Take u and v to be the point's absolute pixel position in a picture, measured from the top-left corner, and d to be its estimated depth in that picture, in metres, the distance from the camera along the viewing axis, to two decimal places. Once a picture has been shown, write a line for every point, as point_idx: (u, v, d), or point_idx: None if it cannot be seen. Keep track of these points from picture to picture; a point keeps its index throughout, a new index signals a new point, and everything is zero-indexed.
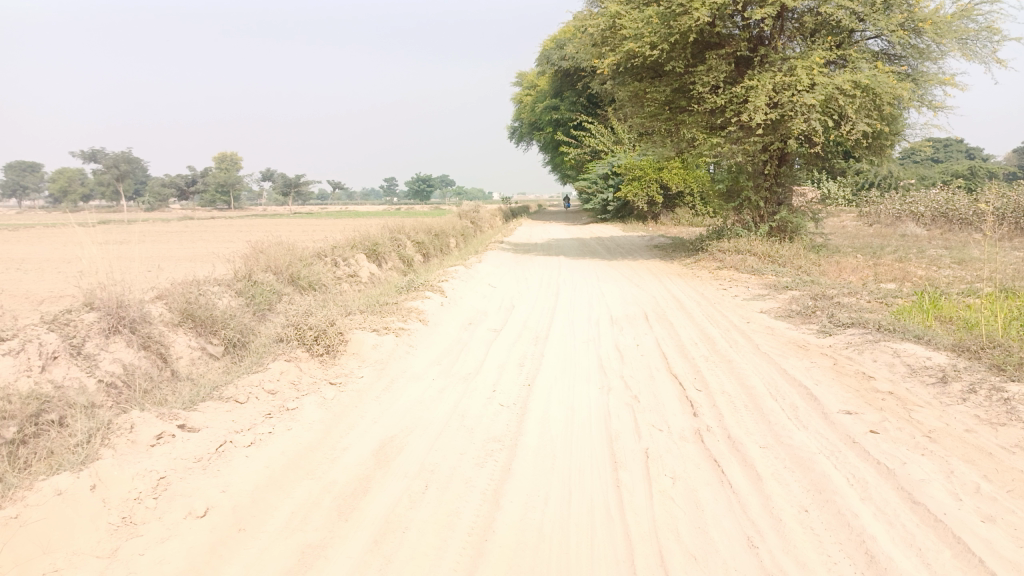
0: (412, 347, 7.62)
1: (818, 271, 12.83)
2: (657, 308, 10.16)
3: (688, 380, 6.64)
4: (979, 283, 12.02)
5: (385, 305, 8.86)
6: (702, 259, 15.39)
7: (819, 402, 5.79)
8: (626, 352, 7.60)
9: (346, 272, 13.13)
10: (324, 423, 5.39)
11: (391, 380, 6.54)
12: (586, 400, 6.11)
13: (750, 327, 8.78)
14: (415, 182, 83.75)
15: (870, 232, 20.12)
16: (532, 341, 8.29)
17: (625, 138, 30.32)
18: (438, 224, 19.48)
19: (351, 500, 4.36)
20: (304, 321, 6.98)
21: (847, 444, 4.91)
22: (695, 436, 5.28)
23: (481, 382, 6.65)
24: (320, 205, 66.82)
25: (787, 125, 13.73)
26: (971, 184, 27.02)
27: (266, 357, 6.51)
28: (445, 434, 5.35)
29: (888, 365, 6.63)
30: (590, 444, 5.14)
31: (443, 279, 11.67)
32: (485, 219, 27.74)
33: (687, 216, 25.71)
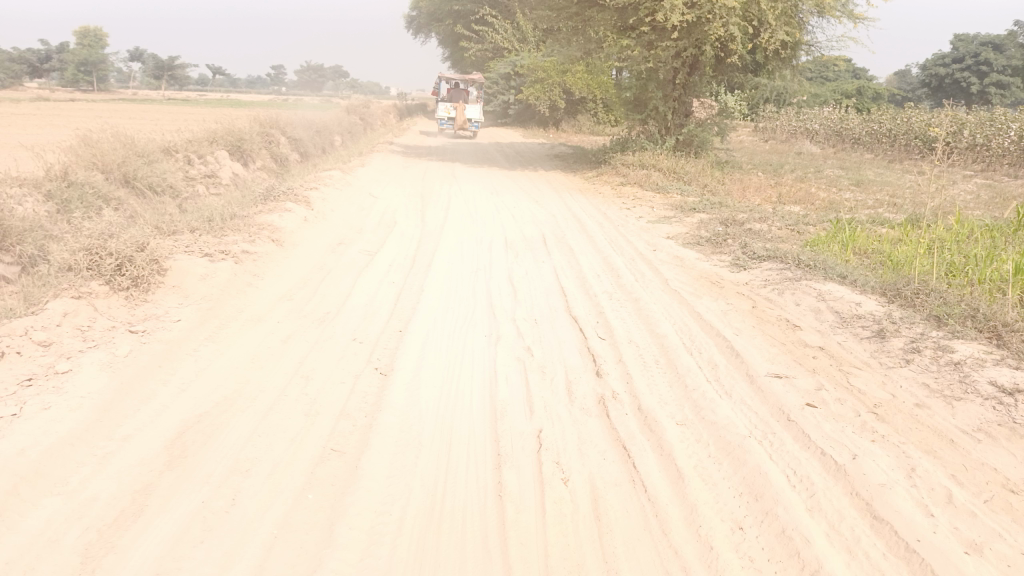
0: (257, 278, 6.16)
1: (725, 191, 12.06)
2: (556, 230, 9.01)
3: (590, 325, 5.57)
4: (882, 209, 11.63)
5: (228, 221, 7.29)
6: (604, 172, 14.34)
7: (742, 359, 4.86)
8: (519, 286, 6.44)
9: (202, 169, 10.54)
10: (108, 391, 3.96)
11: (220, 324, 5.11)
12: (467, 352, 4.92)
13: (657, 256, 7.79)
14: (304, 71, 77.99)
15: (770, 149, 19.70)
16: (410, 268, 6.96)
17: (529, 35, 28.42)
18: (320, 119, 17.30)
19: (126, 512, 3.04)
20: (102, 244, 5.41)
21: (782, 422, 4.01)
22: (599, 405, 4.22)
23: (339, 325, 5.33)
24: (196, 92, 61.03)
25: (704, 29, 12.60)
26: (865, 104, 27.16)
27: (46, 294, 4.96)
28: (279, 403, 4.05)
29: (814, 311, 5.82)
30: (468, 420, 3.98)
31: (311, 187, 10.04)
32: (375, 116, 25.54)
33: (588, 123, 24.69)
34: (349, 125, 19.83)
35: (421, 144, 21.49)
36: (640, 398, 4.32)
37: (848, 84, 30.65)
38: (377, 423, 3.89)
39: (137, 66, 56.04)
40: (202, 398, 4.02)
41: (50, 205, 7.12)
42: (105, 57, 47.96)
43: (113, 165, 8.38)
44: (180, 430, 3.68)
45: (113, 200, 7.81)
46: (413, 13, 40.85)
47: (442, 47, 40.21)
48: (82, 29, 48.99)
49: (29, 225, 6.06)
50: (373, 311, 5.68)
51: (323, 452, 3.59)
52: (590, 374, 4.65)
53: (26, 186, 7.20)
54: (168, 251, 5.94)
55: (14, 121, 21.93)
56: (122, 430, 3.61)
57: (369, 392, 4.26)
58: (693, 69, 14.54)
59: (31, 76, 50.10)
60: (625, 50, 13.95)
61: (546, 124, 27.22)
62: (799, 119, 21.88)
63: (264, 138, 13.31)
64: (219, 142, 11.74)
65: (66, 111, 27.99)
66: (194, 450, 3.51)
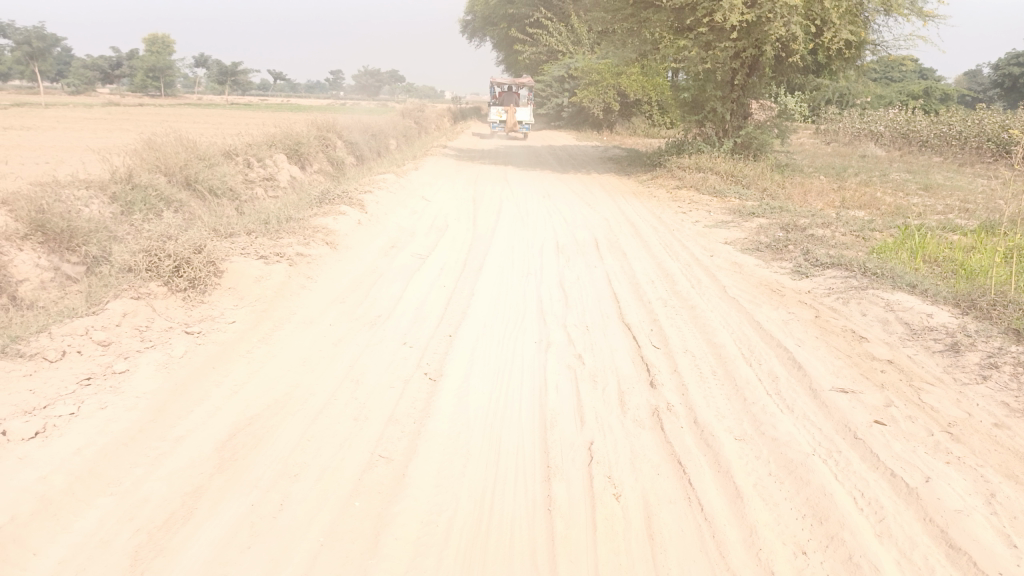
0: (310, 281, 6.20)
1: (785, 195, 11.69)
2: (609, 234, 8.86)
3: (644, 333, 5.42)
4: (953, 214, 11.11)
5: (283, 223, 7.38)
6: (660, 176, 14.08)
7: (804, 371, 4.65)
8: (571, 293, 6.33)
9: (259, 171, 10.85)
10: (163, 391, 4.00)
11: (273, 327, 5.14)
12: (517, 359, 4.84)
13: (714, 262, 7.56)
14: (361, 76, 79.22)
15: (831, 152, 19.09)
16: (461, 272, 6.93)
17: (584, 37, 28.22)
18: (376, 123, 17.44)
19: (177, 514, 3.04)
20: (161, 246, 5.52)
21: (848, 440, 3.81)
22: (653, 418, 4.08)
23: (389, 329, 5.32)
24: (258, 97, 62.62)
25: (764, 29, 12.29)
26: (933, 105, 26.09)
27: (107, 294, 5.08)
28: (330, 407, 4.03)
29: (882, 322, 5.55)
30: (517, 430, 3.89)
31: (365, 190, 10.12)
32: (431, 119, 25.68)
33: (643, 126, 24.29)
34: (404, 128, 19.97)
35: (474, 147, 21.52)
36: (696, 411, 4.16)
37: (914, 84, 29.48)
38: (426, 430, 3.84)
39: (203, 72, 57.78)
40: (253, 401, 4.04)
41: (115, 206, 7.32)
42: (173, 64, 49.56)
43: (175, 167, 8.57)
44: (231, 432, 3.69)
45: (175, 203, 7.99)
46: (468, 17, 41.04)
47: (497, 51, 40.25)
48: (152, 37, 50.76)
49: (94, 226, 6.23)
50: (424, 316, 5.65)
51: (371, 458, 3.55)
52: (643, 385, 4.51)
53: (93, 188, 7.41)
54: (225, 253, 6.02)
55: (87, 125, 22.77)
56: (176, 431, 3.64)
57: (418, 398, 4.21)
58: (753, 71, 14.19)
59: (104, 82, 52.09)
60: (682, 51, 13.69)
61: (600, 128, 26.94)
62: (862, 122, 20.99)
63: (321, 142, 13.49)
64: (278, 145, 11.94)
65: (135, 115, 28.99)
66: (244, 453, 3.52)
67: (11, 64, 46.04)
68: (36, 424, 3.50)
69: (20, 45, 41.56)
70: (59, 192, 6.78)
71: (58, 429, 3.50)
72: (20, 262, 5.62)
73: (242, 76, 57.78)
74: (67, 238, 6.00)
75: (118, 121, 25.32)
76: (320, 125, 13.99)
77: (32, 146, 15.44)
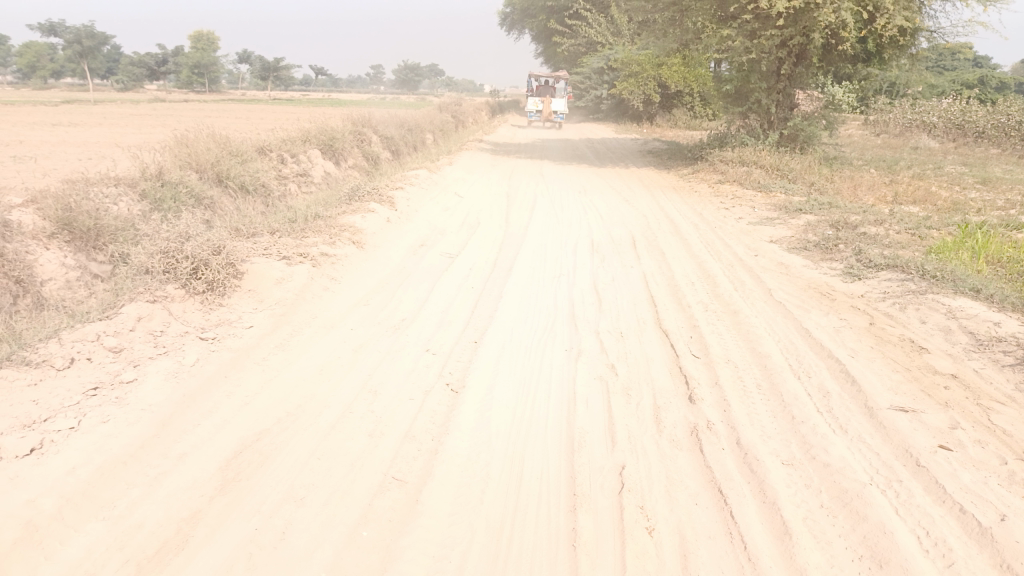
0: (334, 282, 5.99)
1: (834, 190, 11.14)
2: (646, 232, 8.52)
3: (682, 340, 5.08)
4: (1014, 210, 10.47)
5: (310, 222, 7.19)
6: (701, 170, 13.60)
7: (859, 386, 4.27)
8: (606, 297, 6.01)
9: (294, 167, 10.70)
10: (170, 403, 3.81)
11: (292, 332, 4.94)
12: (545, 369, 4.55)
13: (758, 263, 7.16)
14: (401, 70, 79.41)
15: (882, 143, 18.33)
16: (490, 273, 6.66)
17: (624, 28, 27.66)
18: (411, 116, 17.22)
19: (171, 545, 2.82)
20: (179, 247, 5.34)
21: (909, 468, 3.44)
22: (691, 438, 3.75)
23: (413, 334, 5.08)
24: (300, 92, 63.18)
25: (813, 16, 11.77)
26: (990, 94, 24.91)
27: (122, 297, 4.91)
28: (343, 422, 3.80)
29: (943, 331, 5.11)
30: (542, 451, 3.59)
31: (397, 186, 9.91)
32: (468, 113, 25.40)
33: (684, 118, 23.66)
34: (442, 122, 19.73)
35: (511, 141, 21.20)
36: (738, 431, 3.82)
37: (969, 72, 28.28)
38: (444, 449, 3.57)
39: (246, 68, 58.38)
40: (263, 413, 3.82)
41: (145, 204, 7.20)
42: (217, 60, 50.24)
43: (207, 164, 8.43)
44: (237, 449, 3.47)
45: (206, 200, 7.86)
46: (507, 10, 40.59)
47: (536, 44, 39.76)
48: (197, 33, 51.46)
49: (121, 225, 6.10)
50: (449, 320, 5.39)
51: (384, 481, 3.30)
52: (681, 400, 4.17)
53: (123, 184, 7.30)
54: (245, 254, 5.84)
55: (131, 121, 23.11)
56: (179, 447, 3.45)
57: (438, 411, 3.95)
58: (800, 60, 13.62)
59: (151, 79, 52.89)
60: (725, 41, 13.22)
61: (640, 120, 26.35)
62: (914, 112, 20.10)
63: (357, 137, 13.31)
64: (312, 141, 11.77)
65: (180, 110, 29.43)
66: (248, 473, 3.30)
67: (64, 63, 47.16)
68: (32, 440, 3.33)
69: (71, 44, 42.45)
70: (87, 189, 6.69)
71: (55, 446, 3.33)
72: (46, 261, 5.50)
73: (284, 71, 58.20)
74: (94, 236, 5.90)
75: (162, 116, 25.66)
76: (355, 120, 13.81)
77: (77, 142, 15.59)
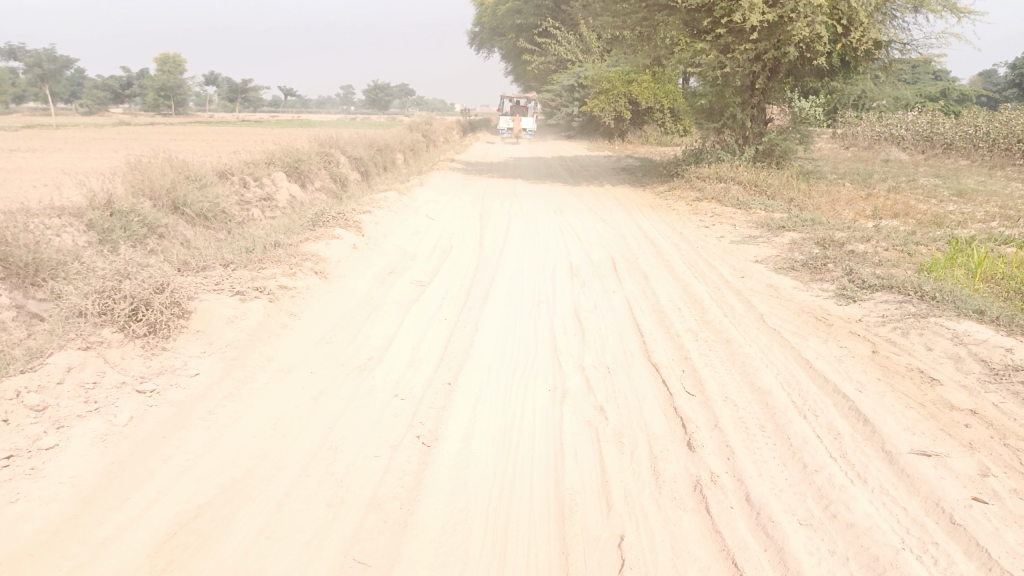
0: (293, 319, 5.49)
1: (814, 205, 10.88)
2: (626, 253, 8.14)
3: (675, 376, 4.66)
4: (994, 222, 10.27)
5: (269, 251, 6.68)
6: (678, 187, 13.28)
7: (873, 427, 3.88)
8: (589, 326, 5.58)
9: (257, 191, 10.17)
10: (95, 475, 3.29)
11: (243, 379, 4.42)
12: (526, 416, 4.09)
13: (746, 285, 6.80)
14: (370, 90, 79.10)
15: (853, 157, 18.23)
16: (464, 302, 6.23)
17: (594, 45, 27.55)
18: (380, 136, 16.72)
19: None
20: (117, 286, 4.79)
21: (944, 526, 3.05)
22: (694, 495, 3.32)
23: (380, 375, 4.61)
24: (269, 114, 62.54)
25: (787, 29, 11.54)
26: (953, 105, 25.01)
27: (51, 345, 4.36)
28: (299, 488, 3.31)
29: (953, 358, 4.76)
30: (528, 520, 3.14)
31: (364, 209, 9.43)
32: (439, 131, 24.96)
33: (655, 134, 23.51)
34: (413, 141, 19.31)
35: (483, 160, 20.73)
36: (748, 485, 3.39)
37: (931, 85, 28.51)
38: (415, 522, 3.09)
39: (213, 89, 57.56)
40: (204, 481, 3.31)
41: (92, 235, 6.65)
42: (184, 82, 49.39)
43: (161, 191, 7.90)
44: (171, 529, 2.97)
45: (160, 228, 7.31)
46: (477, 28, 40.35)
47: (505, 62, 39.57)
48: (163, 56, 50.75)
49: (61, 259, 5.57)
50: (420, 359, 4.92)
51: (344, 565, 2.81)
52: (680, 447, 3.75)
53: (68, 215, 6.74)
54: (194, 290, 5.30)
55: (93, 145, 22.32)
56: (103, 529, 2.94)
57: (407, 472, 3.48)
58: (773, 74, 13.40)
59: (115, 102, 51.72)
60: (698, 55, 12.98)
61: (610, 137, 26.05)
62: (882, 125, 20.13)
63: (324, 158, 12.80)
64: (276, 163, 11.26)
65: (146, 134, 28.73)
66: (183, 561, 2.80)
67: (26, 87, 46.33)
68: None
69: (31, 68, 41.13)
70: (26, 221, 6.15)
71: None
72: None
73: (252, 92, 57.43)
74: (31, 272, 5.35)
75: (125, 140, 24.97)
76: (322, 141, 13.31)
77: (32, 169, 14.86)
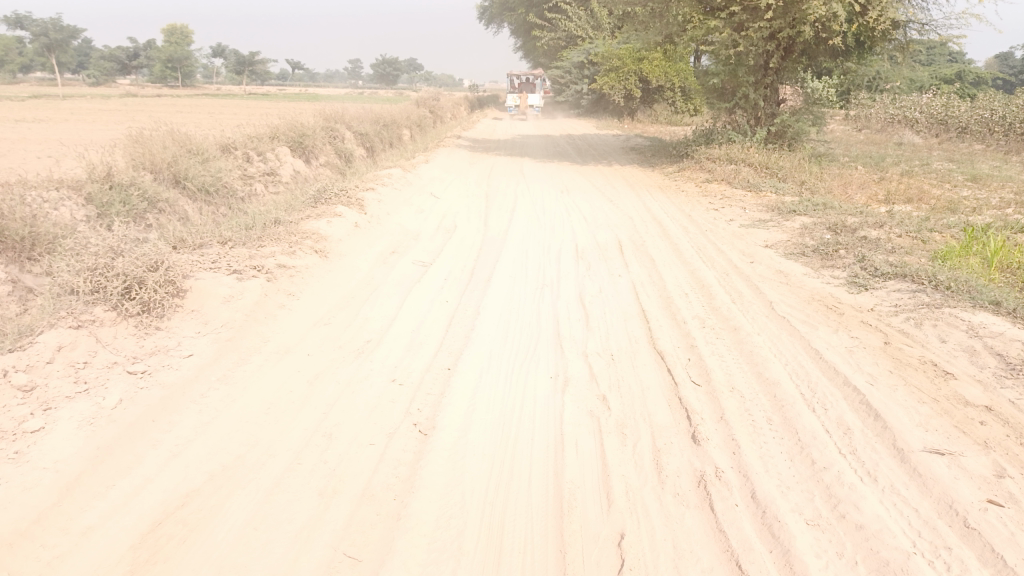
0: (291, 299, 5.38)
1: (825, 188, 10.68)
2: (633, 236, 7.98)
3: (681, 364, 4.53)
4: (1010, 209, 10.06)
5: (269, 228, 6.55)
6: (687, 169, 13.06)
7: (884, 422, 3.75)
8: (593, 311, 5.45)
9: (261, 166, 10.02)
10: (80, 460, 3.21)
11: (238, 361, 4.32)
12: (526, 405, 3.97)
13: (756, 270, 6.66)
14: (378, 65, 78.41)
15: (866, 139, 17.93)
16: (467, 284, 6.10)
17: (605, 22, 27.12)
18: (387, 111, 16.51)
19: None
20: (110, 263, 4.68)
21: (957, 530, 2.94)
22: (698, 491, 3.21)
23: (378, 359, 4.50)
24: (277, 87, 62.10)
25: (803, 8, 11.26)
26: (969, 88, 24.56)
27: (41, 322, 4.24)
28: (290, 477, 3.21)
29: (967, 351, 4.62)
30: (525, 515, 3.04)
31: (368, 186, 9.28)
32: (447, 108, 24.69)
33: (665, 113, 23.20)
34: (420, 118, 19.08)
35: (490, 137, 20.48)
36: (754, 482, 3.28)
37: (946, 68, 27.99)
38: (408, 515, 2.99)
39: (221, 61, 57.15)
40: (192, 468, 3.23)
41: (91, 209, 6.52)
42: (191, 54, 48.98)
43: (163, 164, 7.76)
44: (157, 519, 2.89)
45: (161, 202, 7.18)
46: (486, 2, 39.75)
47: (515, 38, 39.08)
48: (171, 27, 50.42)
49: (58, 233, 5.45)
50: (419, 342, 4.80)
51: (333, 560, 2.71)
52: (683, 440, 3.64)
53: (66, 187, 6.62)
54: (189, 268, 5.19)
55: (100, 117, 22.13)
56: (87, 518, 2.87)
57: (402, 462, 3.38)
58: (787, 54, 13.12)
59: (122, 73, 51.38)
60: (711, 33, 12.70)
61: (620, 115, 25.69)
62: (896, 107, 19.78)
63: (329, 133, 12.62)
64: (280, 138, 11.10)
65: (152, 105, 28.53)
66: (166, 552, 2.71)
67: (33, 57, 46.12)
68: None
69: (38, 37, 40.84)
70: (23, 193, 6.03)
71: None
72: None
73: (259, 65, 56.93)
74: (28, 246, 5.23)
75: (131, 112, 24.82)
76: (327, 116, 13.11)
77: (37, 140, 14.74)
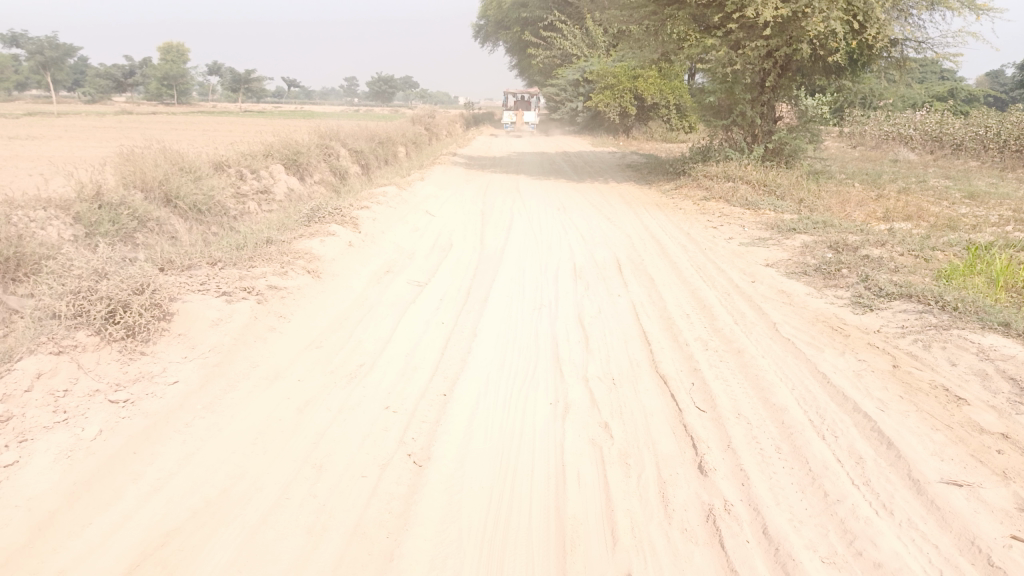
0: (282, 321, 5.22)
1: (824, 206, 10.59)
2: (632, 254, 7.85)
3: (685, 389, 4.37)
4: (1009, 227, 9.97)
5: (261, 248, 6.41)
6: (684, 186, 12.97)
7: (897, 451, 3.60)
8: (593, 333, 5.30)
9: (255, 183, 9.89)
10: (55, 497, 3.04)
11: (226, 388, 4.16)
12: (525, 433, 3.81)
13: (757, 290, 6.53)
14: (374, 83, 78.66)
15: (861, 156, 17.89)
16: (462, 305, 5.95)
17: (600, 40, 27.18)
18: (382, 129, 16.42)
19: None
20: (94, 286, 4.53)
21: (981, 569, 2.79)
22: (707, 526, 3.06)
23: (371, 384, 4.34)
24: (272, 104, 62.19)
25: (800, 25, 11.20)
26: (962, 106, 24.63)
27: (21, 348, 4.08)
28: (277, 512, 3.05)
29: (979, 375, 4.48)
30: (525, 555, 2.87)
31: (362, 204, 9.14)
32: (442, 125, 24.64)
33: (660, 130, 23.19)
34: (415, 135, 19.01)
35: (486, 154, 20.40)
36: (764, 516, 3.12)
37: (938, 85, 28.11)
38: (401, 555, 2.83)
39: (216, 79, 57.23)
40: (175, 503, 3.06)
41: (78, 228, 6.37)
42: (186, 72, 49.03)
43: (154, 183, 7.62)
44: (134, 559, 2.72)
45: (151, 221, 7.03)
46: (481, 21, 39.93)
47: (510, 56, 39.20)
48: (166, 45, 50.52)
49: (44, 252, 5.30)
50: (414, 366, 4.65)
51: None
52: (689, 470, 3.48)
53: (54, 206, 6.47)
54: (177, 291, 5.04)
55: (94, 134, 22.02)
56: (60, 560, 2.70)
57: (395, 496, 3.21)
58: (783, 72, 13.08)
59: (117, 91, 51.37)
60: (708, 51, 12.64)
61: (616, 132, 25.68)
62: (890, 124, 19.79)
63: (324, 151, 12.50)
64: (275, 155, 10.97)
65: (147, 123, 28.47)
66: None
67: (29, 74, 46.08)
68: None
69: (33, 55, 40.84)
70: (10, 212, 5.88)
71: None
72: None
73: (255, 83, 57.01)
74: (12, 267, 5.09)
75: (125, 130, 24.72)
76: (322, 133, 13.01)
77: (30, 157, 14.61)
